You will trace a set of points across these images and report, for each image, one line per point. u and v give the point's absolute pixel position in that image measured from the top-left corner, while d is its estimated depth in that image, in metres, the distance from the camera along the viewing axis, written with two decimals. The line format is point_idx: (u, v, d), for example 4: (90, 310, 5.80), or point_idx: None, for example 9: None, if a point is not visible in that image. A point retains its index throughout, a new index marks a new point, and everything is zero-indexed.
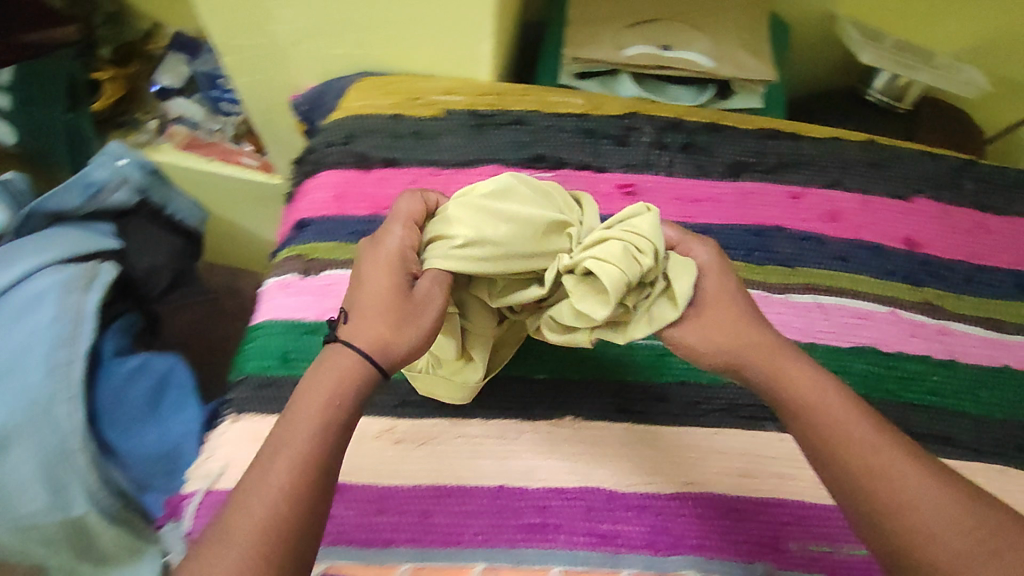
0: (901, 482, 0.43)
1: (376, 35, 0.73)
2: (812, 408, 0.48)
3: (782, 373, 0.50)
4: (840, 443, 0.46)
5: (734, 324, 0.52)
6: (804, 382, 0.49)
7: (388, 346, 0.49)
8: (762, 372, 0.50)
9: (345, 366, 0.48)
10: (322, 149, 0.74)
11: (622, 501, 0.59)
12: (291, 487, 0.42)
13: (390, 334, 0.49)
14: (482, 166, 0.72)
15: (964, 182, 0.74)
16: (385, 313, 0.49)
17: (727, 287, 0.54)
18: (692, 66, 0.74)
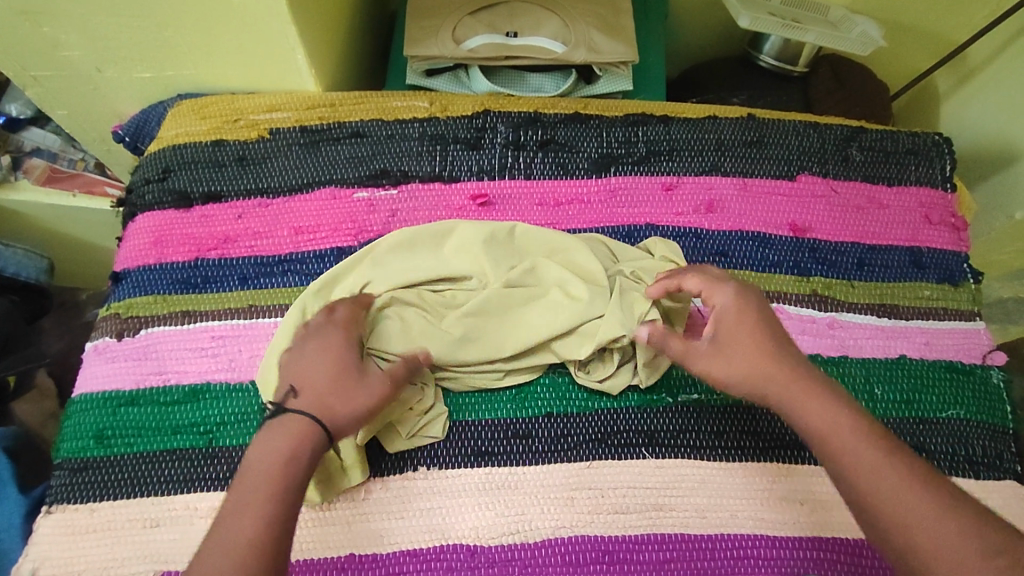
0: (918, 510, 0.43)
1: (182, 55, 0.64)
2: (823, 437, 0.47)
3: (808, 407, 0.48)
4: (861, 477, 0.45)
5: (758, 353, 0.51)
6: (822, 410, 0.48)
7: (337, 413, 0.48)
8: (784, 399, 0.49)
9: (298, 430, 0.47)
10: (138, 189, 0.66)
11: (483, 557, 0.53)
12: (250, 536, 0.42)
13: (338, 405, 0.49)
14: (318, 190, 0.65)
15: (850, 153, 0.69)
16: (337, 384, 0.49)
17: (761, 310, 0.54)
18: (542, 52, 0.68)
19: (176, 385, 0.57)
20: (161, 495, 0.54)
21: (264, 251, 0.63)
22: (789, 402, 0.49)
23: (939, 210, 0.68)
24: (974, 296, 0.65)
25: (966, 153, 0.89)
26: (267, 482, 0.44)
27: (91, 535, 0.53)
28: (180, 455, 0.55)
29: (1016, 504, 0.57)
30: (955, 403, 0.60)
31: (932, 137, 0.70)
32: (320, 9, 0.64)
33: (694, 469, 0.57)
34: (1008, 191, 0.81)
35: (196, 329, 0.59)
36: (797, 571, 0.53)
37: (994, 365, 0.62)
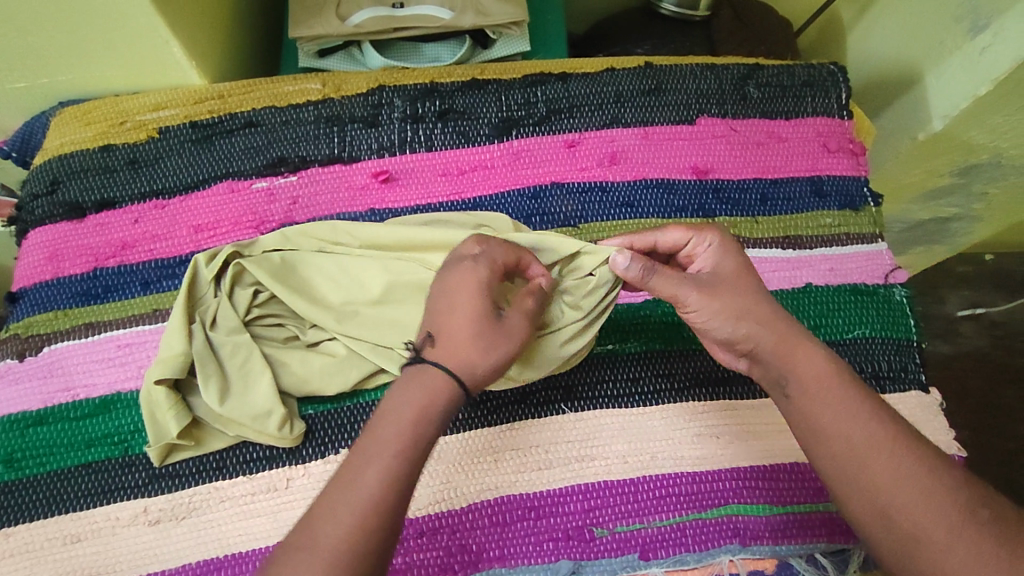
0: (885, 461, 0.44)
1: (52, 62, 0.61)
2: (818, 387, 0.47)
3: (799, 360, 0.48)
4: (844, 430, 0.45)
5: (750, 295, 0.50)
6: (820, 363, 0.48)
7: (476, 369, 0.44)
8: (778, 347, 0.48)
9: (426, 394, 0.43)
10: (28, 204, 0.63)
11: (412, 529, 0.54)
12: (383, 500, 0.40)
13: (479, 360, 0.44)
14: (215, 185, 0.63)
15: (748, 91, 0.69)
16: (478, 340, 0.45)
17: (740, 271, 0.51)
18: (430, 20, 0.67)
19: (86, 399, 0.57)
20: (79, 510, 0.54)
21: (165, 253, 0.62)
22: (777, 354, 0.48)
23: (837, 138, 0.69)
24: (875, 219, 0.67)
25: (872, 80, 0.90)
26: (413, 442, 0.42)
27: (10, 559, 0.53)
28: (96, 468, 0.56)
29: (921, 412, 0.60)
30: (860, 323, 0.62)
31: (828, 67, 0.71)
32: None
33: (613, 418, 0.58)
34: (912, 113, 0.81)
35: (101, 340, 0.59)
36: (717, 503, 0.56)
37: (896, 283, 0.64)
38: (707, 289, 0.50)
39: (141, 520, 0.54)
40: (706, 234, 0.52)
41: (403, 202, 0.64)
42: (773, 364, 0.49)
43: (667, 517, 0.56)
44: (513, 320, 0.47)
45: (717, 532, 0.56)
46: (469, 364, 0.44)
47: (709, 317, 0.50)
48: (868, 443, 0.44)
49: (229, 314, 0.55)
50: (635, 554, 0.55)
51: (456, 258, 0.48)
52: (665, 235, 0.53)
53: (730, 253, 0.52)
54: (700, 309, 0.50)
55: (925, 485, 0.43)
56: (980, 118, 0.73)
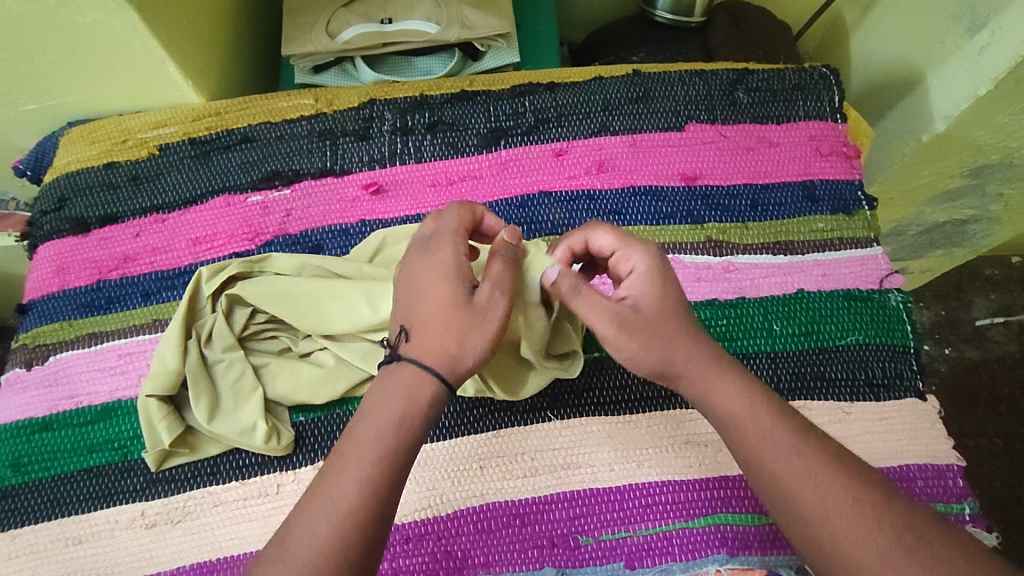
0: (809, 494, 0.42)
1: (61, 83, 0.65)
2: (742, 417, 0.44)
3: (712, 391, 0.45)
4: (767, 464, 0.43)
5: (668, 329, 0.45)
6: (733, 394, 0.45)
7: (456, 363, 0.44)
8: (696, 378, 0.45)
9: (403, 394, 0.43)
10: (38, 220, 0.67)
11: (398, 535, 0.54)
12: (348, 495, 0.40)
13: (459, 352, 0.44)
14: (212, 199, 0.66)
15: (737, 96, 0.69)
16: (450, 323, 0.45)
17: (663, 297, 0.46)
18: (416, 34, 0.70)
19: (89, 406, 0.59)
20: (80, 513, 0.55)
21: (165, 265, 0.64)
22: (697, 383, 0.45)
23: (830, 141, 0.68)
24: (869, 223, 0.66)
25: (876, 81, 0.89)
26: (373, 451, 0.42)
27: (15, 560, 0.54)
28: (97, 472, 0.56)
29: (917, 421, 0.58)
30: (854, 329, 0.61)
31: (818, 70, 0.70)
32: (188, 18, 0.64)
33: (597, 425, 0.58)
34: (916, 116, 0.78)
35: (103, 349, 0.60)
36: (704, 512, 0.55)
37: (892, 288, 0.62)
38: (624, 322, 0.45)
39: (138, 524, 0.55)
40: (633, 250, 0.48)
41: (393, 213, 0.65)
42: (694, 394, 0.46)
43: (653, 526, 0.54)
44: (488, 293, 0.46)
45: (705, 541, 0.54)
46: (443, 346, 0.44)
47: (633, 356, 0.45)
48: (791, 476, 0.42)
49: (224, 332, 0.56)
50: (621, 563, 0.53)
51: (425, 241, 0.49)
52: (593, 239, 0.50)
53: (656, 280, 0.47)
54: (626, 353, 0.45)
55: (858, 516, 0.41)
56: (985, 117, 0.70)
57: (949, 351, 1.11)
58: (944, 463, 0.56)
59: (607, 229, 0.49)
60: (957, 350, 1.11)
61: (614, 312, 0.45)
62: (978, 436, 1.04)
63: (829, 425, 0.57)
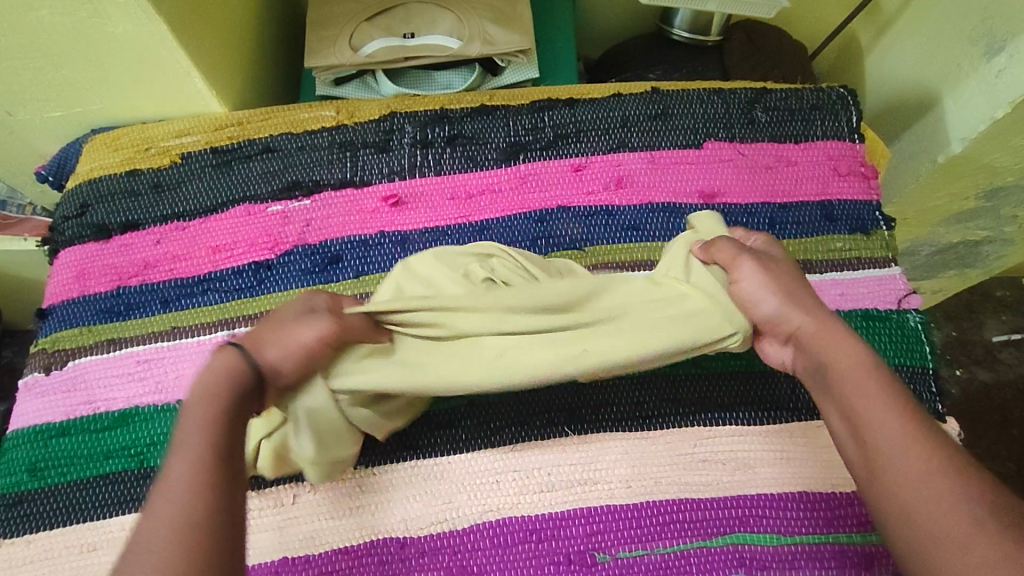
0: (910, 457, 0.43)
1: (86, 89, 0.66)
2: (856, 378, 0.47)
3: (830, 348, 0.49)
4: (875, 425, 0.45)
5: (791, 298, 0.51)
6: (853, 353, 0.48)
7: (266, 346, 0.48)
8: (815, 333, 0.49)
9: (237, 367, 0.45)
10: (59, 225, 0.67)
11: (414, 548, 0.53)
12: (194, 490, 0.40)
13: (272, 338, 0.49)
14: (231, 208, 0.66)
15: (756, 115, 0.70)
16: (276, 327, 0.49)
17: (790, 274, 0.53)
18: (436, 49, 0.71)
19: (106, 412, 0.59)
20: (96, 519, 0.55)
21: (184, 273, 0.64)
22: (817, 339, 0.49)
23: (847, 161, 0.68)
24: (888, 243, 0.66)
25: (890, 101, 0.90)
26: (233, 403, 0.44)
27: (30, 565, 0.54)
28: (113, 478, 0.56)
29: None
30: (872, 349, 0.61)
31: (837, 91, 0.71)
32: (214, 29, 0.66)
33: (615, 441, 0.57)
34: (932, 137, 0.78)
35: (122, 355, 0.61)
36: (722, 531, 0.54)
37: (910, 308, 0.62)
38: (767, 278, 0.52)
39: None
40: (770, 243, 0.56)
41: (412, 224, 0.66)
42: (812, 347, 0.49)
43: (672, 544, 0.54)
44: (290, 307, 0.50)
45: (723, 561, 0.53)
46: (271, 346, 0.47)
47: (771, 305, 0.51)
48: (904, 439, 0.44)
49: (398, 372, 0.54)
50: None
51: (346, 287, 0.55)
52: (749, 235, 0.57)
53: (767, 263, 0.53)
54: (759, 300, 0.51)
55: None
56: (1003, 139, 0.70)
57: (960, 373, 1.10)
58: None
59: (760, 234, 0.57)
60: (968, 372, 1.10)
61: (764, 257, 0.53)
62: (989, 459, 1.03)
63: None
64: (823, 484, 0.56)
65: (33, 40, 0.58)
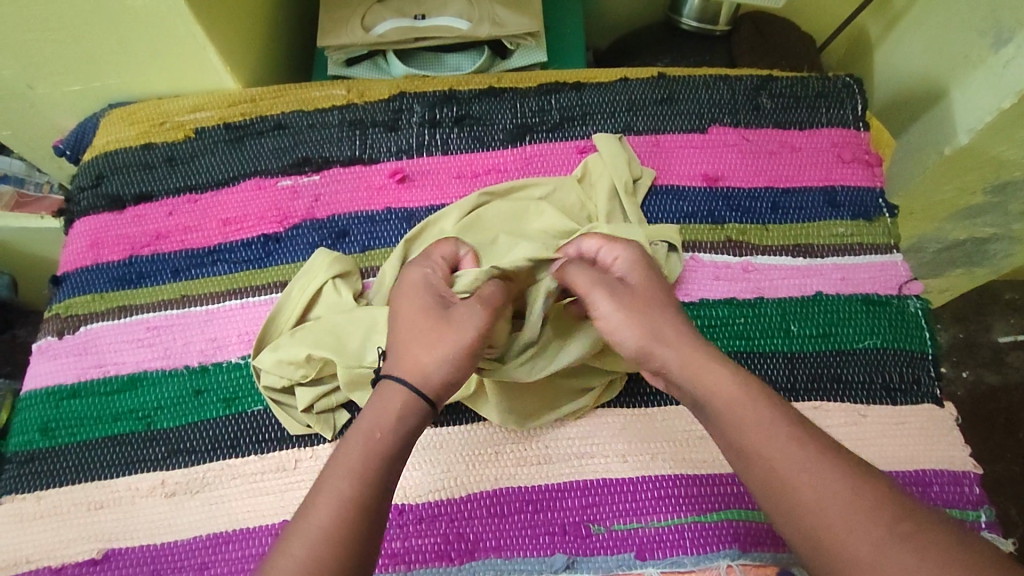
0: (813, 477, 0.41)
1: (102, 64, 0.68)
2: (734, 412, 0.45)
3: (708, 379, 0.47)
4: (767, 455, 0.43)
5: (652, 305, 0.50)
6: (727, 383, 0.46)
7: (428, 374, 0.47)
8: (686, 368, 0.47)
9: (396, 409, 0.46)
10: (75, 196, 0.69)
11: (412, 515, 0.54)
12: (333, 529, 0.41)
13: (429, 360, 0.48)
14: (243, 182, 0.67)
15: (761, 101, 0.70)
16: (428, 339, 0.48)
17: (650, 280, 0.53)
18: (447, 31, 0.72)
19: (116, 375, 0.60)
20: (103, 479, 0.56)
21: (195, 243, 0.65)
22: (691, 372, 0.47)
23: (852, 148, 0.69)
24: (890, 230, 0.66)
25: (898, 95, 0.90)
26: (384, 442, 0.45)
27: (39, 521, 0.55)
28: (121, 439, 0.58)
29: (934, 427, 0.58)
30: (871, 333, 0.61)
31: (843, 79, 0.71)
32: (230, 7, 0.67)
33: (612, 416, 0.58)
34: (938, 128, 0.78)
35: (132, 322, 0.62)
36: (716, 507, 0.55)
37: (911, 295, 0.63)
38: (619, 298, 0.51)
39: (159, 492, 0.56)
40: (618, 247, 0.55)
41: (418, 201, 0.67)
42: (685, 381, 0.47)
43: (666, 518, 0.54)
44: (463, 308, 0.49)
45: (716, 536, 0.54)
46: (432, 365, 0.48)
47: (619, 328, 0.50)
48: (776, 449, 0.43)
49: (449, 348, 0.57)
50: (632, 553, 0.53)
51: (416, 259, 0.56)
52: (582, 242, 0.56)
53: (642, 265, 0.54)
54: (611, 320, 0.50)
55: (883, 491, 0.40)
56: (1009, 131, 0.70)
57: (966, 374, 1.10)
58: (959, 469, 0.56)
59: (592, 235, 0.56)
60: (975, 373, 1.10)
61: (609, 286, 0.51)
62: (995, 461, 1.03)
63: (845, 426, 0.57)
64: None
65: (54, 13, 0.59)
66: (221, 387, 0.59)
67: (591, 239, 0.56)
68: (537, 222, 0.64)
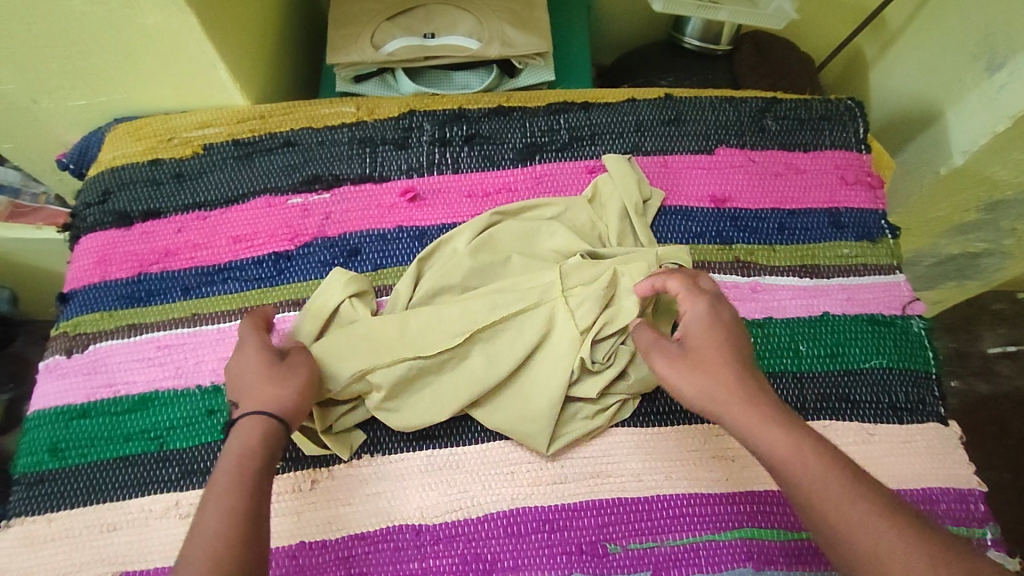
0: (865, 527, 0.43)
1: (108, 79, 0.67)
2: (783, 466, 0.46)
3: (759, 433, 0.47)
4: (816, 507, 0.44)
5: (718, 369, 0.50)
6: (779, 440, 0.47)
7: (280, 403, 0.50)
8: (737, 423, 0.48)
9: (263, 428, 0.49)
10: (80, 212, 0.68)
11: (429, 535, 0.55)
12: (220, 534, 0.43)
13: (277, 394, 0.51)
14: (253, 199, 0.67)
15: (767, 123, 0.71)
16: (266, 381, 0.51)
17: (718, 341, 0.52)
18: (456, 49, 0.73)
19: (126, 395, 0.60)
20: (115, 501, 0.56)
21: (205, 261, 0.65)
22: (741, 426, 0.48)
23: (855, 170, 0.70)
24: (893, 250, 0.67)
25: (894, 115, 0.92)
26: (236, 468, 0.46)
27: (50, 544, 0.55)
28: (132, 460, 0.57)
29: (940, 444, 0.59)
30: (877, 353, 0.62)
31: (845, 103, 0.73)
32: (239, 24, 0.67)
33: (625, 435, 0.59)
34: (934, 148, 0.81)
35: (142, 341, 0.62)
36: (729, 526, 0.56)
37: (914, 315, 0.64)
38: (681, 363, 0.51)
39: (172, 513, 0.55)
40: (694, 298, 0.54)
41: (430, 220, 0.67)
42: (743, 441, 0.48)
43: (681, 537, 0.55)
44: (290, 362, 0.53)
45: (729, 555, 0.55)
46: (270, 402, 0.50)
47: (688, 391, 0.50)
48: (825, 505, 0.44)
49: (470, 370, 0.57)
50: (649, 572, 0.54)
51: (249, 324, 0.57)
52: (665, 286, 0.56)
53: (711, 320, 0.53)
54: (682, 385, 0.51)
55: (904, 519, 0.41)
56: (1004, 153, 0.73)
57: (958, 383, 1.12)
58: (963, 485, 0.58)
59: (677, 277, 0.56)
60: (966, 383, 1.13)
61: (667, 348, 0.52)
62: (987, 468, 1.05)
63: (854, 444, 0.59)
64: None
65: (63, 28, 0.59)
66: None
67: (642, 285, 0.57)
68: (549, 242, 0.65)
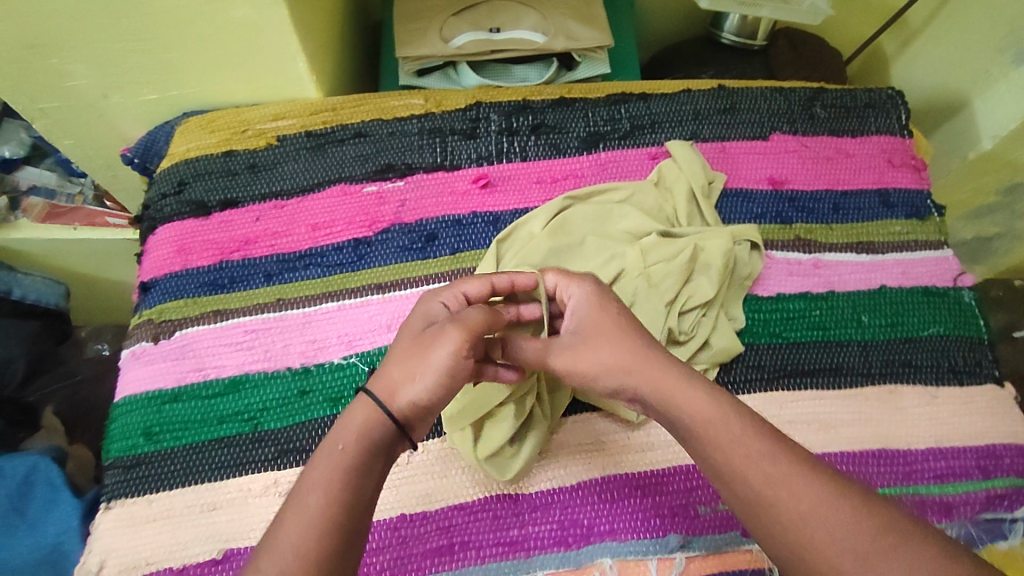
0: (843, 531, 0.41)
1: (185, 73, 0.68)
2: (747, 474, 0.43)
3: (717, 439, 0.45)
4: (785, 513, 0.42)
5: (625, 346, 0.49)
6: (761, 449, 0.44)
7: (396, 396, 0.46)
8: (687, 427, 0.46)
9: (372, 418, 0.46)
10: (156, 203, 0.69)
11: (526, 504, 0.56)
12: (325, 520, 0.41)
13: (400, 384, 0.47)
14: (329, 188, 0.69)
15: (816, 111, 0.75)
16: (399, 366, 0.47)
17: (605, 319, 0.50)
18: (519, 43, 0.75)
19: (217, 378, 0.60)
20: (215, 481, 0.56)
21: (285, 248, 0.66)
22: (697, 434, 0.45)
23: (900, 154, 0.74)
24: (940, 227, 0.71)
25: (918, 106, 0.97)
26: (350, 452, 0.44)
27: (152, 524, 0.55)
28: (228, 441, 0.58)
29: (998, 405, 0.63)
30: (933, 322, 0.66)
31: (886, 92, 0.77)
32: (314, 19, 0.69)
33: None
34: (962, 135, 0.87)
35: (229, 325, 0.62)
36: None
37: (965, 286, 0.68)
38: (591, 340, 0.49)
39: (272, 491, 0.56)
40: (574, 284, 0.52)
41: (502, 205, 0.69)
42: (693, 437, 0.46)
43: None
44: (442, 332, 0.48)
45: None
46: (399, 388, 0.46)
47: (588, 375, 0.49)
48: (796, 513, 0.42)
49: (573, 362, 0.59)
50: (739, 530, 0.56)
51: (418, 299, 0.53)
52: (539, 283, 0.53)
53: (596, 305, 0.51)
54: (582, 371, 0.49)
55: None
56: None
57: None
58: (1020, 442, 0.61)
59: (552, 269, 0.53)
60: None
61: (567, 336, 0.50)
62: None
63: (920, 406, 0.62)
64: (903, 444, 0.60)
65: (152, 22, 0.60)
66: (326, 387, 0.60)
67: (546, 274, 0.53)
68: (620, 224, 0.67)
